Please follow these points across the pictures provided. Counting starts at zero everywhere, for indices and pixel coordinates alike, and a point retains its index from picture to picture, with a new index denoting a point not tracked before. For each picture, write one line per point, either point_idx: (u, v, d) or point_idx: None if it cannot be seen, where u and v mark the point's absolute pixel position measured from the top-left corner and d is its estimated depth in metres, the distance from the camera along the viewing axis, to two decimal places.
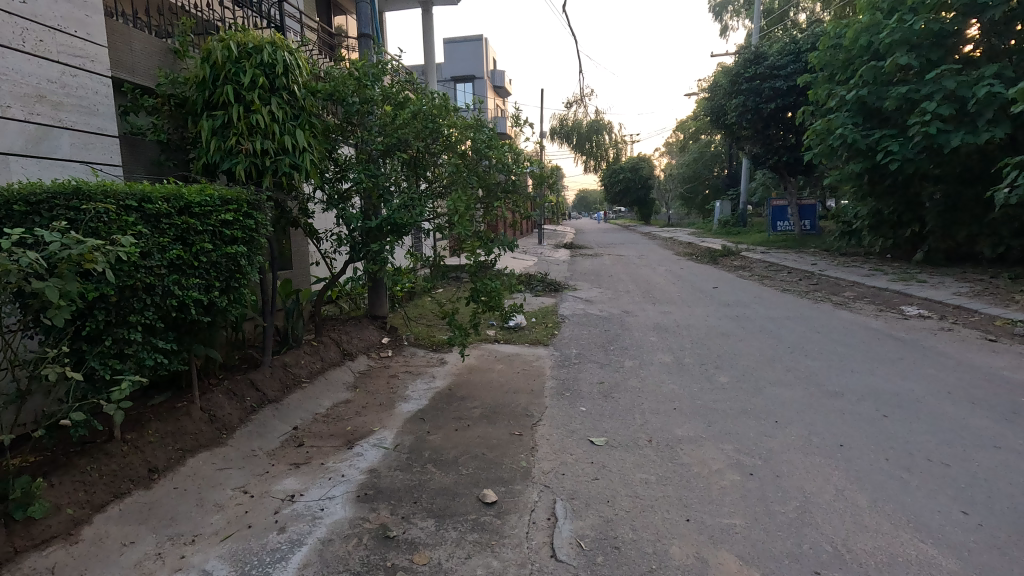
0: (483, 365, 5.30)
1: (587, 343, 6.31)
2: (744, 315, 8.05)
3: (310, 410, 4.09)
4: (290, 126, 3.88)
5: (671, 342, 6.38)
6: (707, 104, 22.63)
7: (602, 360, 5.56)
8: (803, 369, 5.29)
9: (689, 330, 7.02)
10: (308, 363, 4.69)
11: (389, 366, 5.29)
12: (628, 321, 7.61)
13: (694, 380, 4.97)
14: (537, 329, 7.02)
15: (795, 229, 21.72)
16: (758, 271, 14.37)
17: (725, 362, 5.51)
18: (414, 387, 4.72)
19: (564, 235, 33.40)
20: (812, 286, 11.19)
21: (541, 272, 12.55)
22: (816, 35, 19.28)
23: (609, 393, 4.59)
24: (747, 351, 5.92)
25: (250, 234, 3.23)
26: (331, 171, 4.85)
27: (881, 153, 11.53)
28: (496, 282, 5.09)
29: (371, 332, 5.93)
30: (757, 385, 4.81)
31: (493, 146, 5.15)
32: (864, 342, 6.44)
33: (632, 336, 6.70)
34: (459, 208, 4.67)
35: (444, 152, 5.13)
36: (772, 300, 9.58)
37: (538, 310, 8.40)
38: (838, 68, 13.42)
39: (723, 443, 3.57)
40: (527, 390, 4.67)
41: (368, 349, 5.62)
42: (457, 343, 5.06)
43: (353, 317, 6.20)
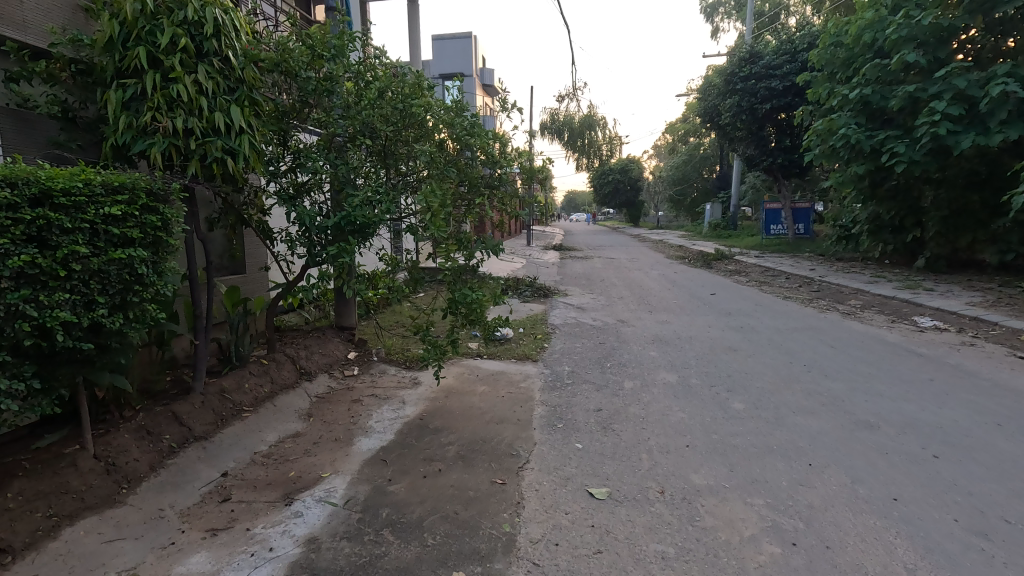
0: (463, 387, 4.60)
1: (581, 360, 5.64)
2: (750, 326, 7.43)
3: (248, 449, 3.35)
4: (223, 100, 3.15)
5: (672, 357, 5.74)
6: (701, 104, 22.15)
7: (598, 381, 4.90)
8: (827, 393, 4.66)
9: (691, 343, 6.39)
10: (254, 387, 3.96)
11: (353, 389, 4.56)
12: (624, 332, 6.97)
13: (705, 406, 4.32)
14: (525, 341, 6.34)
15: (789, 233, 21.28)
16: (755, 276, 13.83)
17: (736, 383, 4.87)
18: (380, 416, 3.99)
19: (552, 237, 32.81)
20: (814, 294, 10.64)
21: (530, 276, 11.90)
22: (812, 36, 18.88)
23: (608, 424, 3.92)
24: (759, 370, 5.29)
25: (157, 235, 2.51)
26: (284, 159, 4.10)
27: (886, 155, 11.03)
28: (478, 292, 4.37)
29: (336, 347, 5.21)
30: (778, 414, 4.16)
31: (475, 133, 4.44)
32: (884, 358, 5.85)
33: (629, 349, 6.05)
34: (434, 203, 3.93)
35: (421, 139, 4.36)
36: (775, 308, 9.00)
37: (526, 318, 7.74)
38: (839, 66, 12.93)
39: (752, 497, 2.91)
40: (513, 420, 3.97)
41: (331, 368, 4.90)
42: (431, 363, 4.35)
43: (316, 329, 5.47)
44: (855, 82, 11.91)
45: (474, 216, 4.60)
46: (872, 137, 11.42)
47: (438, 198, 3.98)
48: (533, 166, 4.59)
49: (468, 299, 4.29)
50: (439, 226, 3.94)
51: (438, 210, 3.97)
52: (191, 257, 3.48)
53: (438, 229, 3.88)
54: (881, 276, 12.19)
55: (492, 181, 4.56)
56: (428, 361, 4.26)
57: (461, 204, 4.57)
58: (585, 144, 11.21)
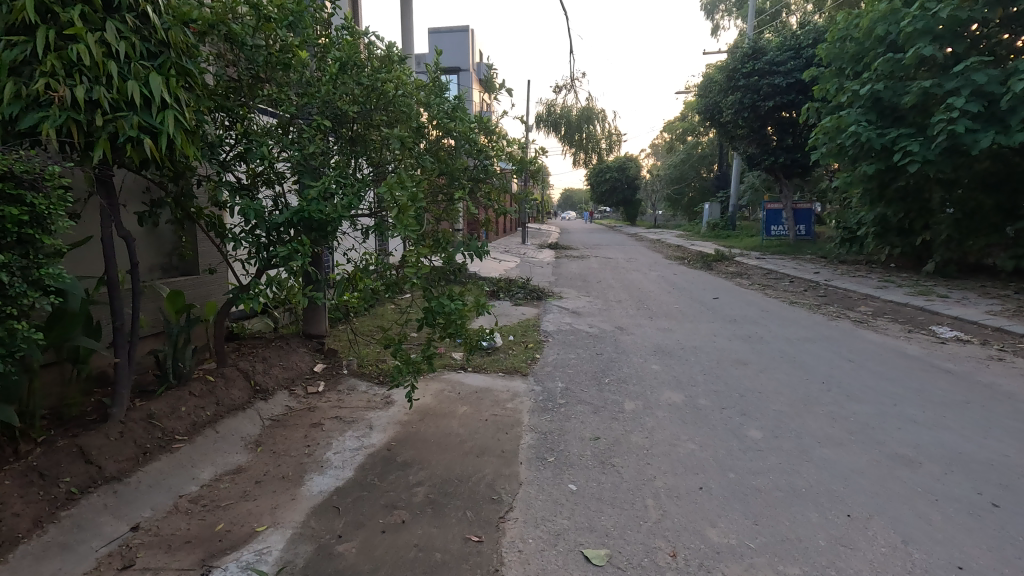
0: (441, 409, 4.04)
1: (577, 374, 5.08)
2: (758, 336, 6.89)
3: (173, 491, 2.77)
4: (139, 67, 2.56)
5: (676, 372, 5.20)
6: (701, 101, 21.61)
7: (594, 401, 4.34)
8: (854, 417, 4.11)
9: (697, 356, 5.83)
10: (193, 410, 3.38)
11: (314, 410, 3.98)
12: (623, 341, 6.41)
13: (717, 434, 3.77)
14: (515, 351, 5.78)
15: (790, 235, 20.80)
16: (757, 279, 13.29)
17: (752, 405, 4.32)
18: (339, 446, 3.41)
19: (548, 234, 32.24)
20: (822, 299, 10.13)
21: (524, 277, 11.34)
22: (817, 31, 18.37)
23: (607, 459, 3.37)
24: (775, 389, 4.73)
25: (24, 233, 1.99)
26: (232, 144, 3.50)
27: (898, 154, 10.53)
28: (458, 303, 3.76)
29: (300, 360, 4.64)
30: (803, 446, 3.60)
31: (457, 117, 3.87)
32: (909, 373, 5.32)
33: (629, 362, 5.50)
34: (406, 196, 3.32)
35: (396, 123, 3.73)
36: (783, 315, 8.48)
37: (517, 324, 7.18)
38: (848, 61, 12.43)
39: (786, 564, 2.36)
40: (495, 453, 3.40)
41: (293, 384, 4.33)
42: (403, 383, 3.77)
43: (280, 339, 4.90)
44: (866, 77, 11.39)
45: (449, 216, 4.10)
46: (883, 135, 10.91)
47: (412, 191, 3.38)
48: (523, 160, 4.02)
49: (447, 309, 3.67)
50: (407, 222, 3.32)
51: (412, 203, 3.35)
52: (109, 259, 2.93)
53: (405, 226, 3.26)
54: (890, 280, 11.68)
55: (476, 174, 4.03)
56: (399, 382, 3.68)
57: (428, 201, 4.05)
58: (583, 138, 10.64)
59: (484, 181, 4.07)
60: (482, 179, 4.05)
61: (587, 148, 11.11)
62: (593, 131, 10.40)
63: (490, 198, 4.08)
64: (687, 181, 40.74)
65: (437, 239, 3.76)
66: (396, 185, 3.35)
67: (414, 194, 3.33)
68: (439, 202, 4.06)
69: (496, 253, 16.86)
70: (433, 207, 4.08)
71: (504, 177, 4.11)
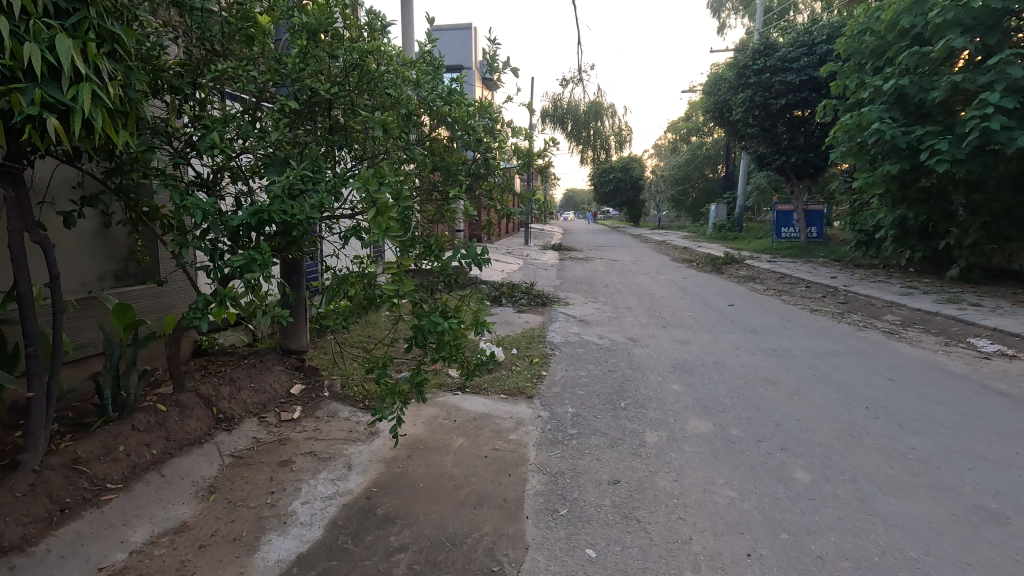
0: (433, 444, 3.47)
1: (589, 397, 4.51)
2: (784, 349, 6.32)
3: (92, 562, 2.23)
4: (42, 27, 1.99)
5: (700, 394, 4.62)
6: (710, 99, 20.98)
7: (610, 431, 3.78)
8: (914, 454, 3.53)
9: (720, 373, 5.26)
10: (134, 450, 2.83)
11: (285, 443, 3.42)
12: (637, 356, 5.84)
13: (757, 477, 3.20)
14: (518, 368, 5.21)
15: (800, 237, 20.20)
16: (771, 283, 12.72)
17: (791, 438, 3.75)
18: (308, 493, 2.85)
19: (551, 235, 31.68)
20: (844, 307, 9.55)
21: (527, 281, 10.78)
22: (831, 27, 17.73)
23: (629, 511, 2.81)
24: (814, 416, 4.16)
25: None
26: (184, 130, 2.93)
27: (925, 153, 9.96)
28: (450, 322, 3.12)
29: (276, 381, 4.08)
30: (861, 493, 3.03)
31: (453, 101, 3.36)
32: (961, 396, 4.75)
33: (645, 381, 4.93)
34: (392, 193, 2.73)
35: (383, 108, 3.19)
36: (806, 325, 7.90)
37: (521, 334, 6.62)
38: (869, 56, 11.85)
39: None
40: (495, 503, 2.83)
41: (266, 410, 3.77)
42: (387, 417, 3.18)
43: (255, 356, 4.34)
44: (889, 72, 10.81)
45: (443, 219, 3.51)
46: (909, 133, 10.34)
47: (397, 186, 2.79)
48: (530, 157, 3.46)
49: (437, 329, 3.05)
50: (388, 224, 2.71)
51: (396, 201, 2.74)
52: (18, 270, 2.37)
53: (384, 232, 2.63)
54: (914, 286, 11.08)
55: (473, 169, 3.48)
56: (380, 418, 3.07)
57: (413, 197, 3.47)
58: (590, 135, 10.08)
59: (483, 178, 3.50)
60: (480, 177, 3.50)
61: (594, 145, 10.54)
62: (601, 127, 9.83)
63: (486, 198, 3.50)
64: (692, 181, 40.11)
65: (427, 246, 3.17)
66: (376, 181, 2.78)
67: (400, 189, 2.75)
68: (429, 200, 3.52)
69: (498, 254, 16.29)
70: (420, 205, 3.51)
71: (508, 174, 3.55)
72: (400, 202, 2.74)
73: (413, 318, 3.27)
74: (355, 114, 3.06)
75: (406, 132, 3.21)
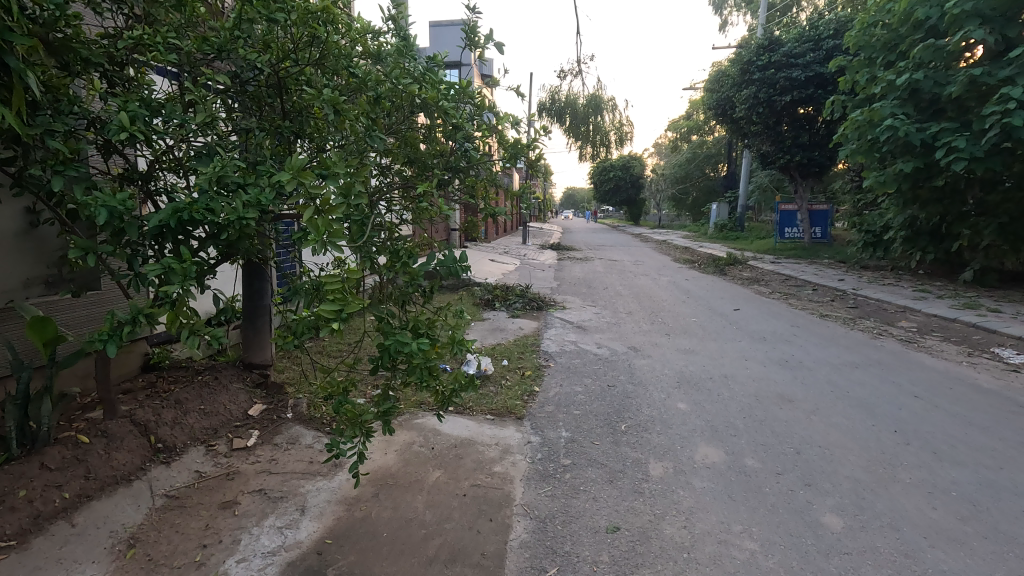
0: (406, 477, 3.04)
1: (585, 418, 4.05)
2: (797, 360, 5.86)
3: None
4: None
5: (708, 415, 4.16)
6: (712, 96, 20.49)
7: (608, 462, 3.33)
8: (959, 493, 3.07)
9: (730, 389, 4.80)
10: (39, 495, 2.39)
11: (233, 477, 2.96)
12: (639, 368, 5.38)
13: (779, 521, 2.75)
14: (508, 383, 4.75)
15: (804, 237, 19.74)
16: (777, 286, 12.27)
17: (814, 470, 3.30)
18: (247, 547, 2.39)
19: (550, 234, 31.17)
20: (855, 312, 9.10)
21: (522, 283, 10.31)
22: (838, 22, 17.24)
23: (632, 569, 2.36)
24: (839, 443, 3.70)
25: None
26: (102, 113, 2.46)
27: (941, 151, 9.51)
28: (414, 343, 2.59)
29: (232, 401, 3.62)
30: (904, 546, 2.57)
31: (425, 81, 2.90)
32: (999, 417, 4.28)
33: (648, 399, 4.47)
34: (338, 186, 2.07)
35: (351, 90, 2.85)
36: (817, 332, 7.45)
37: (514, 343, 6.16)
38: (881, 50, 11.38)
39: None
40: (470, 560, 2.38)
41: (216, 436, 3.31)
42: (344, 453, 2.68)
43: (211, 372, 3.88)
44: (902, 66, 10.36)
45: (413, 218, 3.07)
46: (923, 129, 9.89)
47: (348, 178, 2.14)
48: (517, 150, 3.10)
49: (403, 350, 2.56)
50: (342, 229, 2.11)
51: (344, 195, 2.08)
52: None
53: (322, 234, 1.92)
54: (926, 290, 10.64)
55: (450, 162, 3.07)
56: (338, 456, 2.59)
57: (380, 191, 3.02)
58: (589, 130, 9.61)
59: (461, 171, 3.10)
60: (459, 171, 3.10)
61: (593, 141, 10.08)
62: (601, 122, 9.36)
63: (467, 195, 3.13)
64: (693, 180, 39.64)
65: (394, 249, 2.70)
66: (319, 172, 2.13)
67: (349, 182, 2.09)
68: (400, 198, 3.09)
69: (493, 254, 15.79)
70: (388, 201, 3.07)
71: (490, 168, 3.17)
72: (349, 197, 2.08)
73: (377, 337, 2.75)
74: (307, 93, 2.61)
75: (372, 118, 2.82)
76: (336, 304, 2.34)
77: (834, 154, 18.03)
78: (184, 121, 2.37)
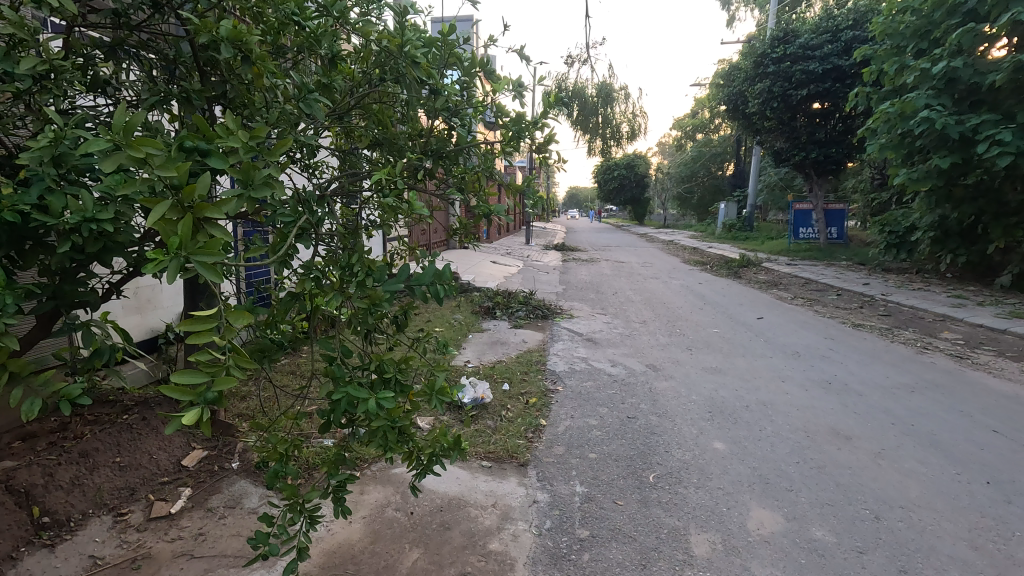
0: (372, 564, 2.29)
1: (604, 464, 3.31)
2: (841, 382, 5.09)
3: None
4: None
5: (754, 460, 3.41)
6: (723, 91, 19.69)
7: (638, 533, 2.59)
8: None
9: (772, 421, 4.05)
10: None
11: (140, 563, 2.22)
12: (662, 393, 4.63)
13: None
14: (510, 415, 4.00)
15: (819, 238, 18.92)
16: (797, 290, 11.50)
17: (904, 547, 2.54)
18: None
19: (554, 234, 30.44)
20: (888, 321, 8.32)
21: (525, 288, 9.56)
22: (857, 12, 16.46)
23: None
24: (924, 503, 2.95)
25: None
26: None
27: (983, 144, 8.75)
28: (375, 398, 1.81)
29: (161, 449, 2.88)
30: None
31: (397, 33, 2.17)
32: None
33: (678, 437, 3.73)
34: (232, 168, 1.26)
35: (302, 50, 2.22)
36: (854, 344, 6.70)
37: (517, 360, 5.41)
38: (912, 38, 10.62)
39: None
40: None
41: (131, 499, 2.57)
42: (279, 550, 1.84)
43: (142, 409, 3.13)
44: (938, 53, 9.59)
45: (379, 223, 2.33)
46: (962, 121, 9.14)
47: (253, 153, 1.32)
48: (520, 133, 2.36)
49: (360, 411, 1.77)
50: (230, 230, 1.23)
51: (244, 185, 1.27)
52: None
53: (184, 243, 1.04)
54: (962, 295, 9.85)
55: (431, 145, 2.37)
56: (266, 557, 1.78)
57: (332, 186, 2.28)
58: (598, 122, 8.85)
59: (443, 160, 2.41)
60: (442, 158, 2.39)
61: (603, 135, 9.33)
62: (612, 113, 8.60)
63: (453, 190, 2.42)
64: (698, 179, 38.83)
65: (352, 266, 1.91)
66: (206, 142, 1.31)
67: (252, 162, 1.27)
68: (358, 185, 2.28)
69: (495, 255, 15.06)
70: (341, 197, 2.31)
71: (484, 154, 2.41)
72: (252, 187, 1.27)
73: (326, 386, 1.95)
74: (211, 37, 1.81)
75: (326, 84, 2.17)
76: (206, 376, 1.34)
77: (852, 151, 17.22)
78: (18, 72, 1.65)
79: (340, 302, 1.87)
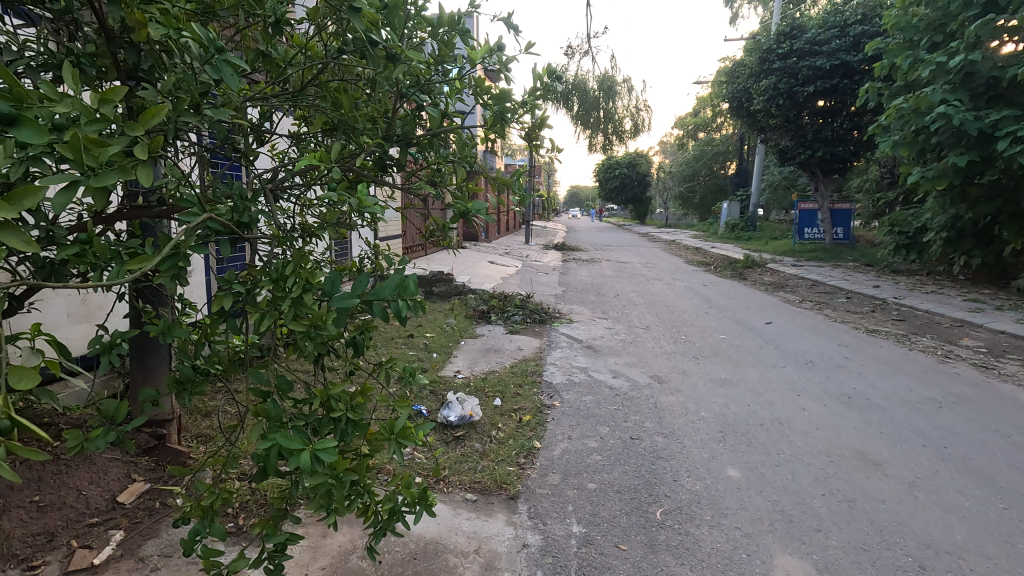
0: None
1: (605, 496, 2.92)
2: (861, 396, 4.70)
3: None
4: None
5: (774, 492, 3.02)
6: (727, 88, 19.25)
7: None
8: None
9: (789, 443, 3.66)
10: None
11: None
12: (668, 408, 4.24)
13: None
14: (500, 435, 3.62)
15: (825, 238, 18.50)
16: (805, 293, 11.09)
17: None
18: None
19: (554, 233, 30.03)
20: (903, 327, 7.93)
21: (522, 290, 9.16)
22: (866, 7, 16.04)
23: None
24: (974, 549, 2.56)
25: None
26: None
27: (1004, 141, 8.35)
28: (311, 450, 1.41)
29: (93, 483, 2.51)
30: None
31: None
32: None
33: (687, 462, 3.34)
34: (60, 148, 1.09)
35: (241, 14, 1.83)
36: (870, 352, 6.31)
37: (511, 371, 5.03)
38: (927, 30, 10.20)
39: None
40: None
41: (49, 547, 2.19)
42: None
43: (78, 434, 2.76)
44: (955, 46, 9.20)
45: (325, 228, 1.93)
46: (980, 117, 8.74)
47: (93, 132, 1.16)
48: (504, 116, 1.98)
49: (289, 466, 1.37)
50: (29, 236, 1.08)
51: (78, 168, 1.11)
52: None
53: None
54: (979, 299, 9.45)
55: (395, 131, 1.97)
56: None
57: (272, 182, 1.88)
58: (600, 117, 8.46)
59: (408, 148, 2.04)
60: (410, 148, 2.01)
61: (605, 131, 8.93)
62: (613, 107, 8.20)
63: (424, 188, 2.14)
64: (700, 178, 38.40)
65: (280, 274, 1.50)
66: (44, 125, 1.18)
67: (78, 137, 1.09)
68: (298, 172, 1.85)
69: (493, 255, 14.65)
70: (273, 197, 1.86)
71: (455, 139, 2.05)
72: (83, 169, 1.11)
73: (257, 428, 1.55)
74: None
75: None
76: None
77: (859, 150, 16.80)
78: None
79: (270, 325, 1.49)
